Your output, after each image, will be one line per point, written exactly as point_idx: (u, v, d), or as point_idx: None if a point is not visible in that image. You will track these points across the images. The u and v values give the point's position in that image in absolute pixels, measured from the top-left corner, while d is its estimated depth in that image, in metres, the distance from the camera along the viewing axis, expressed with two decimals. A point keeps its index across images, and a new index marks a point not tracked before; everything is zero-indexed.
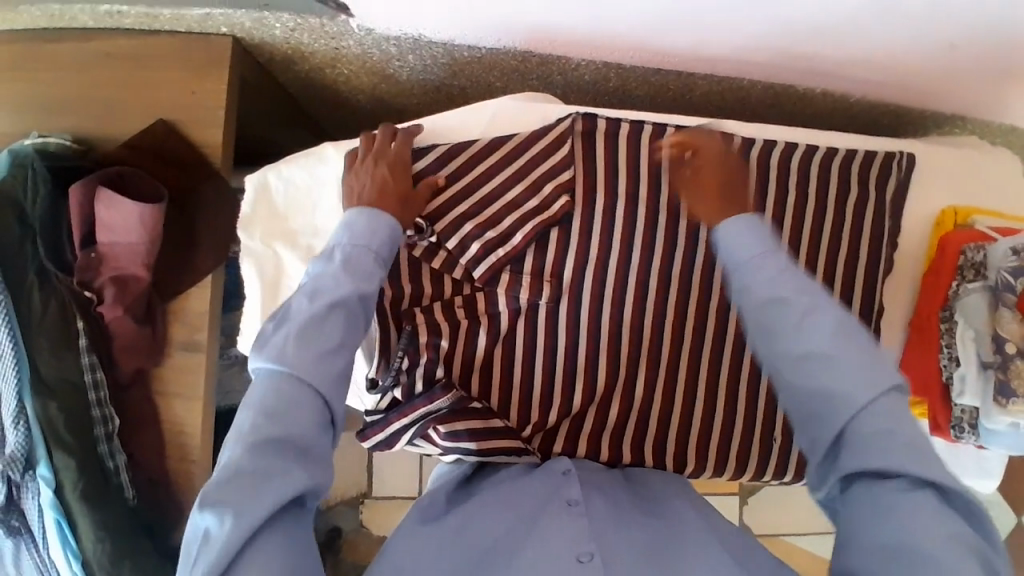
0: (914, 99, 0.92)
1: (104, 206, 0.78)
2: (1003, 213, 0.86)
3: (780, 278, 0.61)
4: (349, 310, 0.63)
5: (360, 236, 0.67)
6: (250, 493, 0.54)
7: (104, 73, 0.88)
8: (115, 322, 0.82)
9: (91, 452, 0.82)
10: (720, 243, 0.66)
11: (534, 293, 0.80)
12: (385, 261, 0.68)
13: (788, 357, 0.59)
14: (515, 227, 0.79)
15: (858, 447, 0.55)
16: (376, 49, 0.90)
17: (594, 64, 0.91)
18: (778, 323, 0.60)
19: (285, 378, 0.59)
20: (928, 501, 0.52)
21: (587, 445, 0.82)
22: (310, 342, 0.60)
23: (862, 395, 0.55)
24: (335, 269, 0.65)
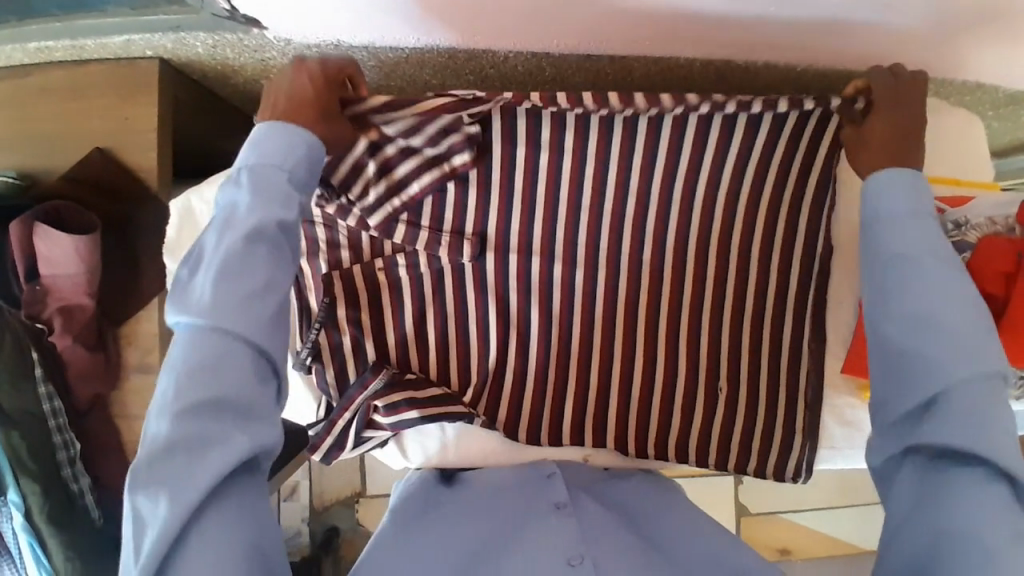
0: (864, 63, 0.87)
1: (42, 243, 0.81)
2: (961, 180, 0.81)
3: (919, 232, 0.60)
4: (270, 247, 0.59)
5: (270, 159, 0.59)
6: (191, 463, 0.54)
7: (43, 109, 0.90)
8: (68, 351, 0.85)
9: (55, 477, 0.83)
10: (868, 188, 0.62)
11: (455, 253, 0.77)
12: (303, 184, 0.61)
13: (900, 316, 0.59)
14: (412, 176, 0.71)
15: (943, 420, 0.57)
16: (302, 57, 0.88)
17: (522, 54, 0.88)
18: (898, 279, 0.60)
19: (211, 337, 0.56)
20: (996, 491, 0.55)
21: (527, 431, 0.84)
22: (229, 295, 0.57)
23: (961, 365, 0.56)
24: (245, 202, 0.59)
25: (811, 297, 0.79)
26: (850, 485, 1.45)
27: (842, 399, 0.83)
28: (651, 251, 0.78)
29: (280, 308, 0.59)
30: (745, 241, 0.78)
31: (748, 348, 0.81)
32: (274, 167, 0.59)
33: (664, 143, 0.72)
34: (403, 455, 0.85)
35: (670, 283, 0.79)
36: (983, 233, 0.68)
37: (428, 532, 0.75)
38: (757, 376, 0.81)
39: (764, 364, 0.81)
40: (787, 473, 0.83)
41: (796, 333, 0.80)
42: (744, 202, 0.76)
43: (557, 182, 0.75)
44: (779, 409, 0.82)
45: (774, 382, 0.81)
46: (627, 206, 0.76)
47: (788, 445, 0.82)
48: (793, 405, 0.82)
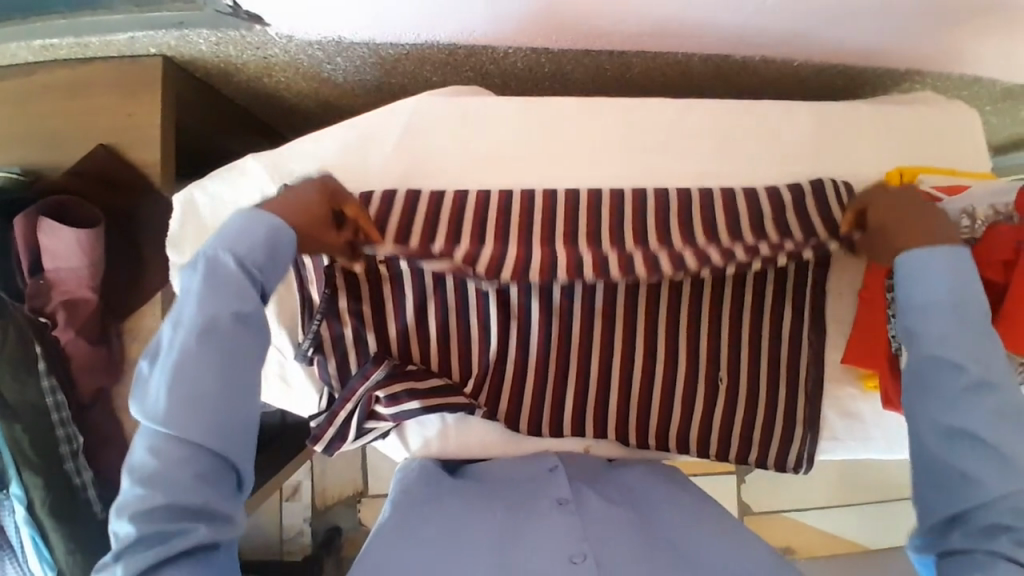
0: (860, 58, 0.87)
1: (45, 236, 0.82)
2: (956, 171, 0.81)
3: (977, 341, 0.60)
4: (224, 339, 0.59)
5: (226, 249, 0.61)
6: (143, 555, 0.55)
7: (48, 105, 0.92)
8: (71, 345, 0.86)
9: (57, 469, 0.83)
10: (901, 275, 0.63)
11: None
12: (261, 270, 0.62)
13: (937, 423, 0.59)
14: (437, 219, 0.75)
15: (978, 531, 0.57)
16: (303, 55, 0.90)
17: (522, 51, 0.88)
18: (942, 383, 0.60)
19: (167, 430, 0.57)
20: None
21: (528, 424, 0.84)
22: (184, 389, 0.58)
23: (1002, 483, 0.56)
24: (199, 294, 0.60)
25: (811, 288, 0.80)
26: (852, 483, 1.45)
27: (841, 391, 0.84)
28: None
29: (236, 400, 0.59)
30: (753, 236, 0.75)
31: (748, 342, 0.82)
32: (231, 255, 0.61)
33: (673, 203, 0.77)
34: (404, 446, 0.86)
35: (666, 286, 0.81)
36: (990, 226, 0.67)
37: (428, 521, 0.74)
38: (755, 374, 0.82)
39: (761, 363, 0.82)
40: (788, 464, 0.85)
41: (792, 332, 0.81)
42: (743, 201, 0.77)
43: (558, 193, 0.78)
44: (779, 403, 0.82)
45: (773, 380, 0.82)
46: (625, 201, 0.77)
47: (789, 436, 0.83)
48: (792, 398, 0.83)
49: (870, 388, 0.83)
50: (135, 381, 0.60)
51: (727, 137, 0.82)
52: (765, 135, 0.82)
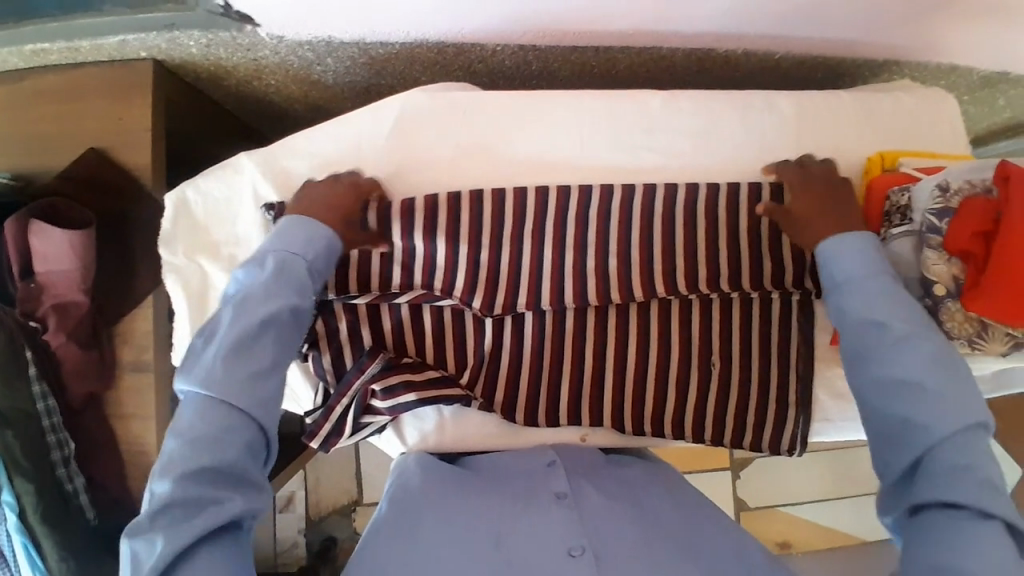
0: (839, 49, 0.90)
1: (34, 238, 0.81)
2: (936, 154, 0.84)
3: (890, 305, 0.65)
4: (283, 326, 0.65)
5: (293, 247, 0.69)
6: (180, 516, 0.56)
7: (36, 110, 0.92)
8: (61, 349, 0.85)
9: (49, 476, 0.82)
10: (822, 261, 0.71)
11: (451, 242, 0.78)
12: (318, 273, 0.70)
13: (875, 380, 0.63)
14: (438, 213, 0.78)
15: (937, 479, 0.58)
16: (294, 56, 0.91)
17: (510, 48, 0.90)
18: (873, 344, 0.64)
19: (218, 397, 0.60)
20: (994, 532, 0.55)
21: (524, 414, 0.84)
22: (241, 363, 0.62)
23: (946, 425, 0.59)
24: (266, 283, 0.66)
25: (806, 271, 0.80)
26: (847, 476, 1.46)
27: (833, 373, 0.85)
28: (638, 226, 0.80)
29: (281, 384, 0.64)
30: (731, 229, 0.80)
31: (739, 326, 0.83)
32: (296, 255, 0.69)
33: (658, 210, 0.80)
34: (402, 443, 0.86)
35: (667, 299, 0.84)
36: (966, 198, 0.69)
37: (424, 518, 0.73)
38: (747, 365, 0.83)
39: (753, 353, 0.83)
40: (782, 446, 0.86)
41: (781, 318, 0.83)
42: (728, 198, 0.81)
43: (549, 192, 0.80)
44: (771, 386, 0.84)
45: (765, 368, 0.84)
46: (612, 195, 0.80)
47: (782, 419, 0.84)
48: (783, 380, 0.84)
49: None
50: (191, 353, 0.63)
51: (714, 126, 0.83)
52: (750, 124, 0.84)
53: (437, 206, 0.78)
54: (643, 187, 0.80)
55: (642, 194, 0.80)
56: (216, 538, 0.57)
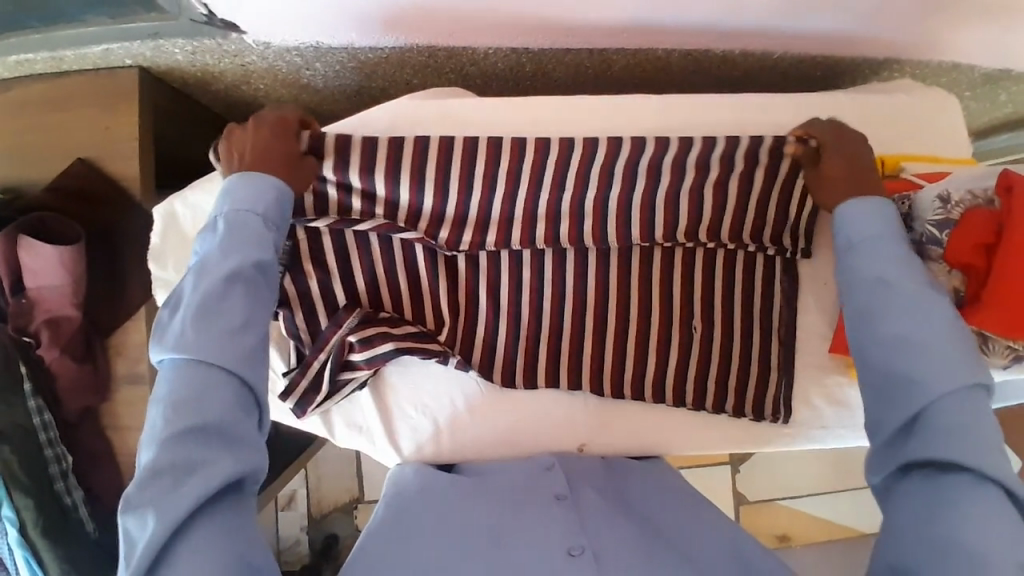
0: (838, 48, 0.88)
1: (24, 253, 0.80)
2: (940, 158, 0.82)
3: (900, 261, 0.63)
4: (249, 282, 0.61)
5: (245, 201, 0.63)
6: (172, 483, 0.53)
7: (22, 119, 0.90)
8: (55, 364, 0.84)
9: (48, 490, 0.82)
10: (838, 221, 0.67)
11: (417, 185, 0.76)
12: (280, 224, 0.65)
13: (881, 334, 0.60)
14: (401, 145, 0.75)
15: (937, 438, 0.56)
16: (281, 61, 0.89)
17: (502, 51, 0.88)
18: (881, 303, 0.61)
19: (193, 362, 0.57)
20: (994, 499, 0.53)
21: (502, 373, 0.83)
22: (210, 325, 0.58)
23: (949, 382, 0.57)
24: (221, 241, 0.62)
25: (787, 229, 0.80)
26: (847, 469, 1.46)
27: (832, 379, 0.83)
28: (620, 184, 0.77)
29: (257, 341, 0.60)
30: (718, 190, 0.78)
31: (721, 287, 0.82)
32: (251, 208, 0.63)
33: (643, 170, 0.77)
34: (397, 450, 0.83)
35: (656, 263, 0.82)
36: (968, 210, 0.67)
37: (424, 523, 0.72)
38: (728, 331, 0.83)
39: (734, 320, 0.83)
40: (765, 411, 0.83)
41: (765, 296, 0.83)
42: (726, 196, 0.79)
43: (526, 141, 0.76)
44: (753, 347, 0.83)
45: (748, 335, 0.83)
46: (595, 150, 0.76)
47: (765, 381, 0.83)
48: (765, 343, 0.83)
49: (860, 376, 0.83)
50: (158, 325, 0.59)
51: (711, 129, 0.81)
52: (749, 126, 0.82)
53: (403, 141, 0.75)
54: (629, 141, 0.76)
55: (629, 146, 0.76)
56: (217, 504, 0.55)
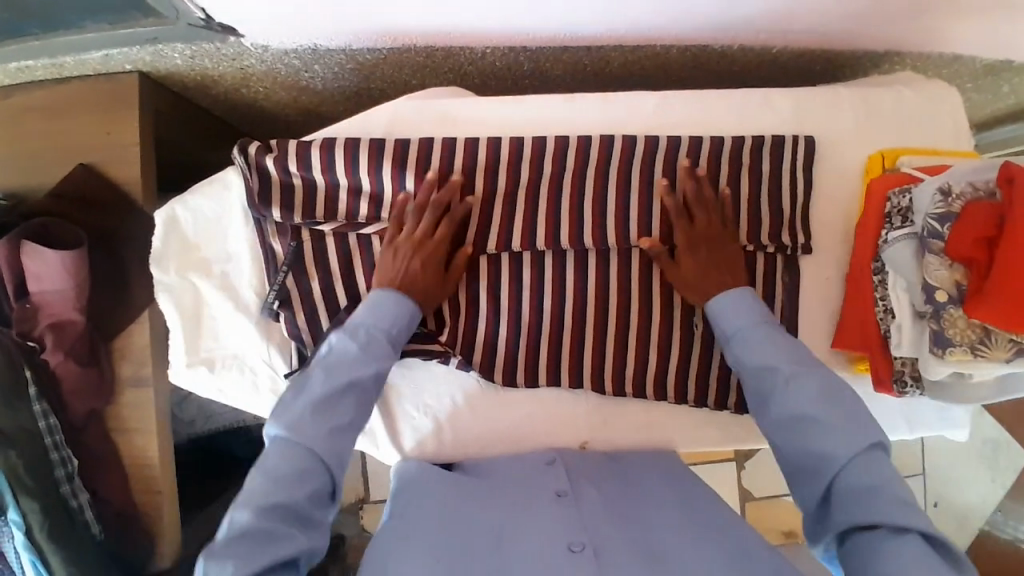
0: (839, 41, 0.87)
1: (27, 259, 0.81)
2: (940, 151, 0.81)
3: (782, 347, 0.72)
4: (363, 390, 0.72)
5: (378, 320, 0.73)
6: (253, 546, 0.60)
7: (25, 126, 0.91)
8: (59, 367, 0.85)
9: (54, 493, 0.83)
10: (713, 314, 0.75)
11: (420, 175, 0.77)
12: (395, 344, 0.74)
13: (776, 418, 0.70)
14: (403, 143, 0.78)
15: (851, 504, 0.62)
16: (281, 64, 0.89)
17: (500, 49, 0.88)
18: (771, 389, 0.71)
19: (302, 443, 0.67)
20: (911, 546, 0.58)
21: (503, 372, 0.82)
22: (329, 415, 0.70)
23: (846, 449, 0.64)
24: (352, 349, 0.72)
25: (782, 226, 0.80)
26: None
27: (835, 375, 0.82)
28: (616, 178, 0.78)
29: (357, 436, 0.72)
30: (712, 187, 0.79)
31: None
32: (378, 330, 0.73)
33: (637, 163, 0.79)
34: (400, 451, 0.83)
35: (657, 264, 0.80)
36: (967, 202, 0.67)
37: (422, 521, 0.72)
38: None
39: None
40: None
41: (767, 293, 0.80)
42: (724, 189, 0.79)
43: (525, 140, 0.79)
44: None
45: None
46: (590, 147, 0.79)
47: None
48: None
49: (861, 371, 0.82)
50: (281, 401, 0.69)
51: (710, 124, 0.81)
52: (747, 121, 0.81)
53: (407, 141, 0.78)
54: (622, 138, 0.79)
55: (622, 144, 0.79)
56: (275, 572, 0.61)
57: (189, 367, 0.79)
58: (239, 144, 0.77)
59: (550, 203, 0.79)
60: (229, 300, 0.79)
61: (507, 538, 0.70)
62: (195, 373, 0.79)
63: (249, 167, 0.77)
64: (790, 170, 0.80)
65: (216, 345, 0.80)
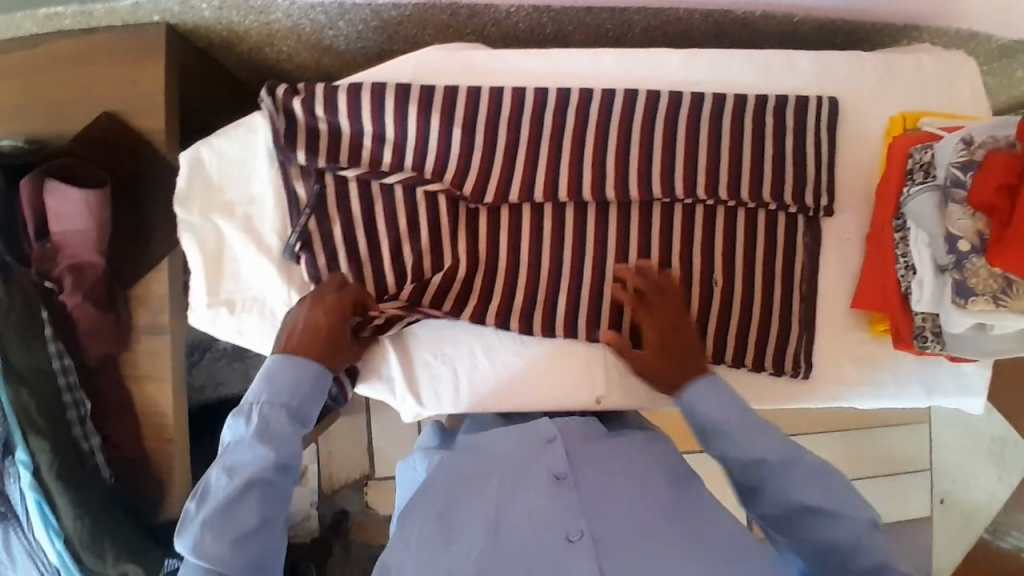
0: (860, 12, 0.87)
1: (52, 197, 0.81)
2: (959, 116, 0.81)
3: (752, 429, 0.71)
4: (267, 481, 0.68)
5: (273, 398, 0.71)
6: None
7: (50, 76, 0.91)
8: (77, 309, 0.85)
9: (66, 434, 0.83)
10: (689, 407, 0.74)
11: (446, 122, 0.78)
12: (299, 418, 0.72)
13: (771, 509, 0.69)
14: (428, 88, 0.78)
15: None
16: (305, 19, 0.90)
17: (523, 9, 0.88)
18: (757, 480, 0.70)
19: (212, 561, 0.64)
20: None
21: (519, 321, 0.81)
22: (231, 524, 0.66)
23: (853, 539, 0.65)
24: (251, 441, 0.69)
25: (807, 186, 0.80)
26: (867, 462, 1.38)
27: (854, 336, 0.83)
28: (639, 135, 0.79)
29: (272, 535, 0.68)
30: (735, 145, 0.79)
31: (743, 244, 0.80)
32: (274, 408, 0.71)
33: (661, 118, 0.79)
34: (418, 404, 0.82)
35: (679, 217, 0.80)
36: (989, 151, 0.68)
37: (427, 513, 0.72)
38: (752, 288, 0.80)
39: (757, 281, 0.80)
40: (787, 367, 0.81)
41: (788, 252, 0.81)
42: (748, 150, 0.79)
43: (550, 92, 0.80)
44: (775, 305, 0.81)
45: (770, 292, 0.81)
46: (613, 101, 0.79)
47: (787, 333, 0.80)
48: (790, 300, 0.81)
49: (880, 333, 0.82)
50: (179, 519, 0.66)
51: (731, 83, 0.81)
52: (771, 82, 0.81)
53: (435, 87, 0.79)
54: (645, 94, 0.79)
55: (645, 100, 0.79)
56: None
57: (210, 309, 0.79)
58: (268, 87, 0.78)
59: (571, 154, 0.79)
60: (251, 242, 0.80)
61: (505, 529, 0.70)
62: (216, 315, 0.79)
63: (276, 108, 0.77)
64: (814, 129, 0.80)
65: (236, 288, 0.80)
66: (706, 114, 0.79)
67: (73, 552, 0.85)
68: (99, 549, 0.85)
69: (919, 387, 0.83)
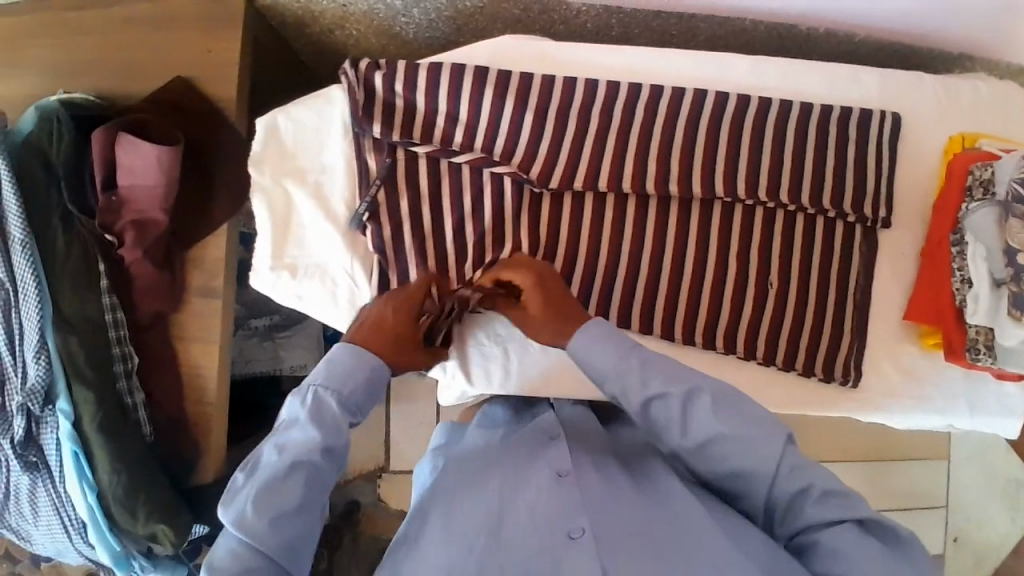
0: (919, 39, 0.90)
1: (124, 150, 0.82)
2: (1013, 141, 0.84)
3: (657, 365, 0.69)
4: (315, 464, 0.66)
5: (333, 382, 0.69)
6: None
7: (126, 37, 0.92)
8: (134, 264, 0.86)
9: (110, 387, 0.84)
10: (579, 360, 0.71)
11: (519, 108, 0.80)
12: (356, 406, 0.70)
13: (683, 441, 0.67)
14: (505, 75, 0.80)
15: (792, 500, 0.64)
16: (381, 4, 0.92)
17: (595, 8, 0.91)
18: (666, 418, 0.67)
19: (251, 538, 0.62)
20: (855, 534, 0.61)
21: None
22: (273, 501, 0.64)
23: (771, 465, 0.64)
24: (305, 422, 0.67)
25: (866, 197, 0.82)
26: (888, 492, 1.35)
27: (902, 347, 0.84)
28: (705, 135, 0.81)
29: (310, 522, 0.65)
30: (797, 150, 0.81)
31: (799, 249, 0.82)
32: (332, 393, 0.68)
33: (727, 121, 0.81)
34: (468, 382, 0.85)
35: (738, 219, 0.82)
36: None
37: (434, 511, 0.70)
38: (804, 292, 0.82)
39: (809, 287, 0.82)
40: (836, 373, 0.83)
41: (841, 261, 0.83)
42: (810, 159, 0.81)
43: (621, 86, 0.82)
44: (826, 311, 0.83)
45: (821, 302, 0.83)
46: (682, 99, 0.82)
47: (836, 341, 0.83)
48: (841, 307, 0.83)
49: (930, 347, 0.83)
50: (226, 488, 0.64)
51: (795, 94, 0.84)
52: (835, 94, 0.84)
53: (511, 73, 0.81)
54: (713, 97, 0.82)
55: (712, 102, 0.82)
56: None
57: (272, 273, 0.82)
58: (351, 60, 0.80)
59: (639, 149, 0.80)
60: (319, 209, 0.82)
61: (507, 527, 0.67)
62: (277, 279, 0.81)
63: (357, 81, 0.79)
64: (875, 144, 0.82)
65: (300, 254, 0.82)
66: (769, 120, 0.82)
67: (106, 508, 0.85)
68: (132, 507, 0.84)
69: (962, 402, 0.84)
